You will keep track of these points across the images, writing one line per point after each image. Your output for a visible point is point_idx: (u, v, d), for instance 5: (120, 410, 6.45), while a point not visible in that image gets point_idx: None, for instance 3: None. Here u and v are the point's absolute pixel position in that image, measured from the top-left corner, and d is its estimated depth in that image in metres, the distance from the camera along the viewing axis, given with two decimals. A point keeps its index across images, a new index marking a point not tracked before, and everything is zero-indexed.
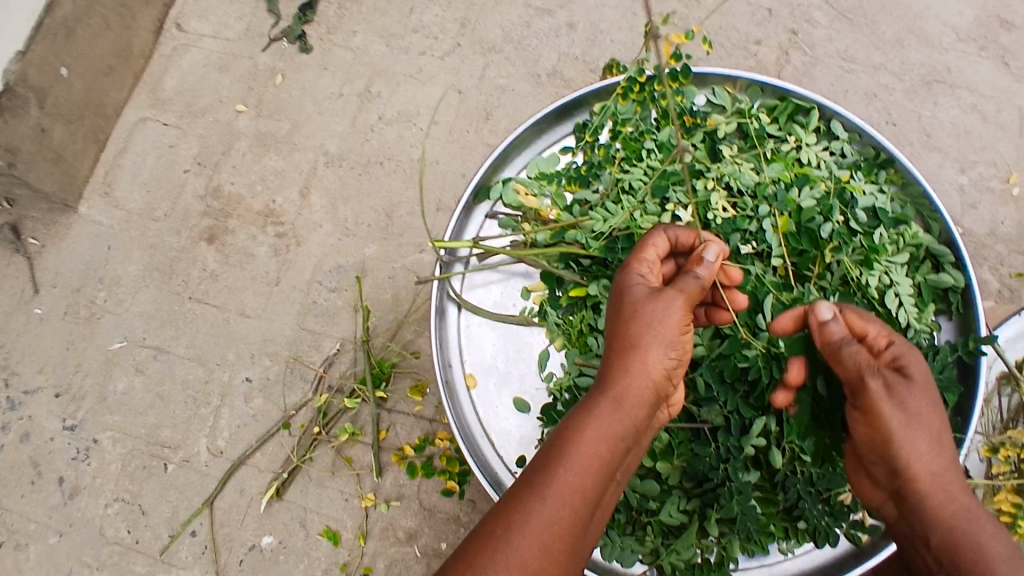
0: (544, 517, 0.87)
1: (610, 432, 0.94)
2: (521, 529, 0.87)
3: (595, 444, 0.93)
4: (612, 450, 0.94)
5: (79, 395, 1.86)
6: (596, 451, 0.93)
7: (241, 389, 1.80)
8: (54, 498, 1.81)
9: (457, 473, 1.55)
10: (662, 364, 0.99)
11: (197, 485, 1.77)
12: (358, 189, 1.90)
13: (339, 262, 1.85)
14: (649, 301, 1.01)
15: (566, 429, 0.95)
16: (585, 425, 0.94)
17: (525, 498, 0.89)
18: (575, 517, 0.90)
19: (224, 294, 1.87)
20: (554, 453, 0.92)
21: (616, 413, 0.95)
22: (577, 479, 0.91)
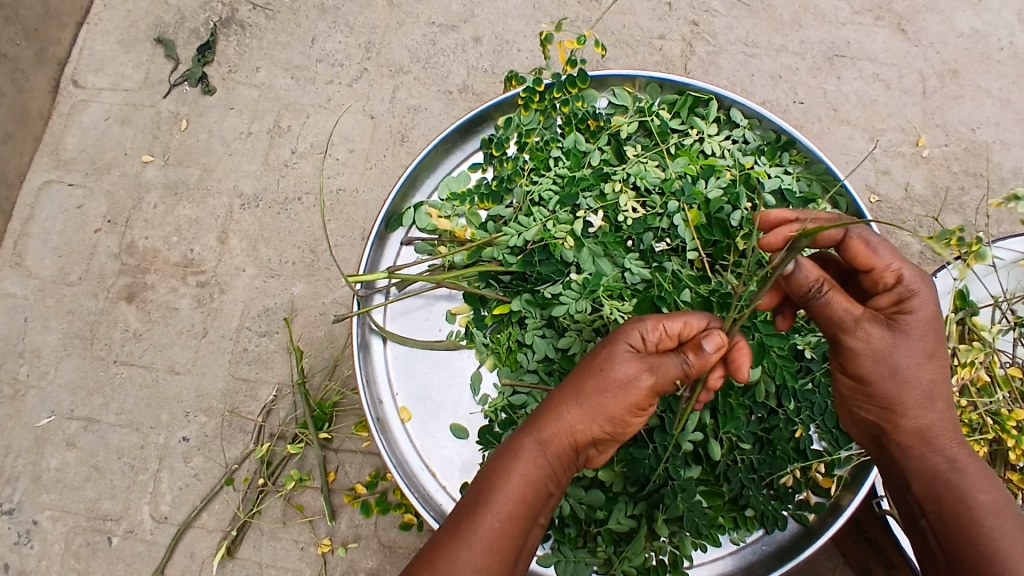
0: (470, 567, 0.86)
1: (533, 476, 0.92)
2: None
3: (519, 493, 0.91)
4: (535, 493, 0.92)
5: (11, 477, 1.76)
6: (520, 497, 0.91)
7: (179, 449, 1.73)
8: None
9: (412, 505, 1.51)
10: (598, 426, 0.94)
11: (145, 555, 1.68)
12: (278, 228, 1.85)
13: (266, 305, 1.79)
14: (615, 363, 0.94)
15: (494, 474, 0.93)
16: (510, 470, 0.92)
17: (452, 550, 0.88)
18: (502, 564, 0.89)
19: (152, 353, 1.80)
20: (482, 503, 0.90)
21: (542, 466, 0.93)
22: (502, 526, 0.89)
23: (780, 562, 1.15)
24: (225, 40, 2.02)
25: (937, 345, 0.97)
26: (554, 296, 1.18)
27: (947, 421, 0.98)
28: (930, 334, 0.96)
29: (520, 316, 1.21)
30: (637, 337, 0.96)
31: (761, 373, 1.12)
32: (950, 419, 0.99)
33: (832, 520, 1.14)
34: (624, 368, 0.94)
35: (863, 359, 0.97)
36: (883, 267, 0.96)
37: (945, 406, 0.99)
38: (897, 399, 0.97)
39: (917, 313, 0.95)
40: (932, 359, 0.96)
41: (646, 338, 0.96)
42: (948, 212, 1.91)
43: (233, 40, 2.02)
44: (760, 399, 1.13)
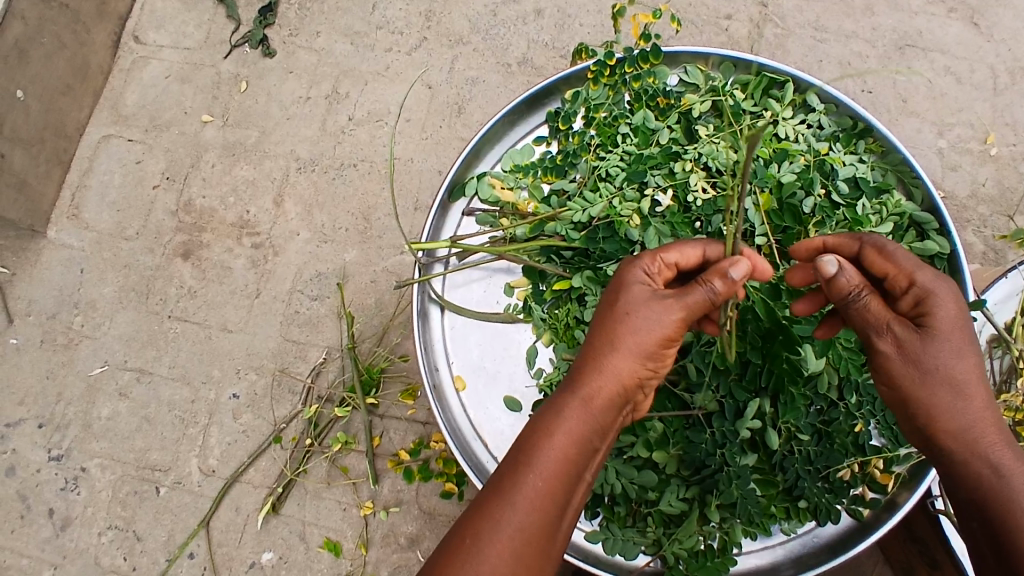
0: (515, 525, 0.85)
1: (576, 432, 0.91)
2: (490, 537, 0.85)
3: (563, 449, 0.90)
4: (578, 450, 0.91)
5: (62, 423, 1.80)
6: (562, 450, 0.90)
7: (228, 406, 1.74)
8: (47, 531, 1.75)
9: (454, 475, 1.56)
10: (638, 366, 0.96)
11: (192, 506, 1.70)
12: (332, 194, 1.87)
13: (319, 270, 1.81)
14: (636, 309, 0.96)
15: (535, 431, 0.92)
16: (554, 428, 0.91)
17: (496, 508, 0.87)
18: (546, 522, 0.88)
19: (204, 310, 1.82)
20: (520, 460, 0.90)
21: (580, 415, 0.92)
22: (545, 484, 0.88)
23: (831, 555, 1.14)
24: (287, 4, 2.02)
25: (967, 343, 0.95)
26: None
27: (990, 420, 0.95)
28: (958, 333, 0.95)
29: (580, 292, 1.20)
30: (651, 280, 0.99)
31: (825, 364, 1.10)
32: (991, 417, 0.95)
33: (886, 517, 1.12)
34: (648, 305, 0.96)
35: (892, 364, 0.96)
36: (896, 270, 0.99)
37: (984, 405, 0.95)
38: (933, 404, 0.95)
39: (940, 312, 0.95)
40: (963, 358, 0.94)
41: (655, 278, 0.99)
42: (1018, 212, 1.84)
43: (294, 4, 2.02)
44: (822, 390, 1.10)
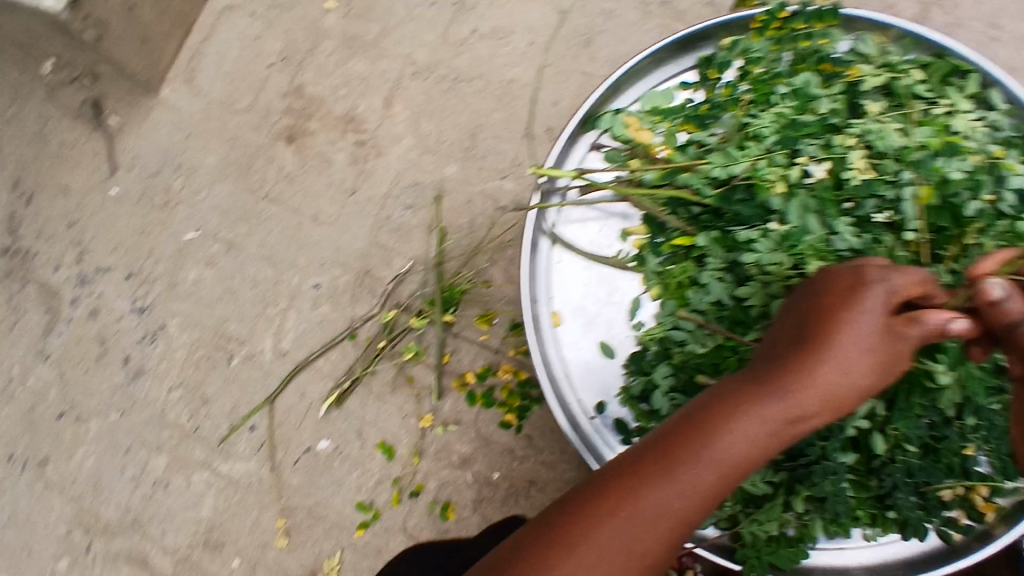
0: (677, 512, 0.85)
1: (766, 441, 0.87)
2: (651, 516, 0.84)
3: (748, 454, 0.87)
4: (760, 459, 0.88)
5: (150, 279, 1.84)
6: (748, 455, 0.87)
7: (309, 295, 1.76)
8: (119, 376, 1.82)
9: (517, 408, 1.63)
10: (848, 397, 0.90)
11: (260, 382, 1.74)
12: (444, 105, 1.82)
13: (417, 179, 1.78)
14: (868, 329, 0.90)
15: (722, 421, 0.87)
16: (745, 430, 0.87)
17: (662, 486, 0.85)
18: (704, 515, 0.87)
19: (301, 196, 1.82)
20: (703, 446, 0.86)
21: (783, 426, 0.88)
22: (717, 482, 0.86)
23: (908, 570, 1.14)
24: None
25: None
26: (747, 241, 1.10)
27: None
28: None
29: (703, 253, 1.15)
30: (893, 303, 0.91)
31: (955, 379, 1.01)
32: None
33: (977, 546, 1.09)
34: (881, 334, 0.90)
35: None
36: None
37: None
38: None
39: None
40: None
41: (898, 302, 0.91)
42: None
43: None
44: (941, 405, 1.02)
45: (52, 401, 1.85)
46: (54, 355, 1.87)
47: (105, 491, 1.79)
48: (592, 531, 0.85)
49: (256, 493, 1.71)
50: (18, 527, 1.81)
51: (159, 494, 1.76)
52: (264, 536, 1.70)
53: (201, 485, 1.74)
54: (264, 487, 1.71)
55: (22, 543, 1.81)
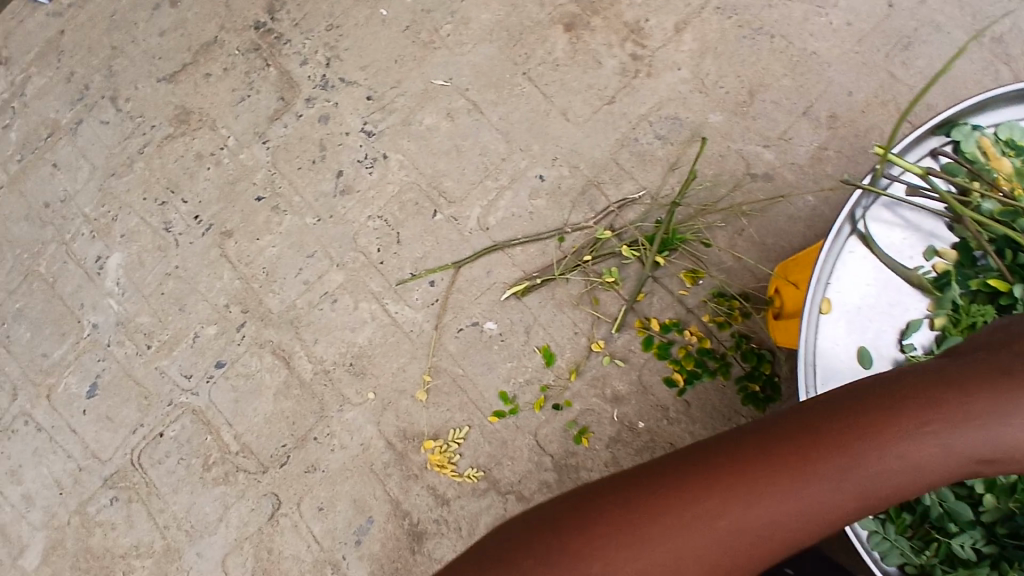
0: (847, 494, 0.77)
1: (962, 455, 0.78)
2: (817, 491, 0.76)
3: (939, 463, 0.78)
4: (953, 475, 0.79)
5: (388, 107, 1.85)
6: (938, 463, 0.77)
7: (530, 183, 1.75)
8: (327, 186, 1.85)
9: (688, 370, 1.62)
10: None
11: (454, 245, 1.76)
12: (734, 52, 1.73)
13: (678, 114, 1.71)
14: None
15: (912, 420, 0.78)
16: (942, 435, 0.78)
17: (834, 463, 0.77)
18: (865, 507, 0.78)
19: (558, 86, 1.77)
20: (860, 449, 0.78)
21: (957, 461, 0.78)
22: (899, 481, 0.77)
23: None
24: None
25: None
26: None
27: None
28: None
29: (1015, 302, 1.09)
30: None
31: None
32: None
33: None
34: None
35: None
36: None
37: None
38: None
39: None
40: None
41: None
42: None
43: None
44: None
45: (254, 181, 1.89)
46: (271, 141, 1.89)
47: (274, 281, 1.84)
48: (751, 488, 0.77)
49: (412, 343, 1.75)
50: (183, 280, 1.89)
51: (324, 306, 1.81)
52: (404, 384, 1.74)
53: (365, 313, 1.79)
54: (422, 340, 1.75)
55: (183, 296, 1.88)
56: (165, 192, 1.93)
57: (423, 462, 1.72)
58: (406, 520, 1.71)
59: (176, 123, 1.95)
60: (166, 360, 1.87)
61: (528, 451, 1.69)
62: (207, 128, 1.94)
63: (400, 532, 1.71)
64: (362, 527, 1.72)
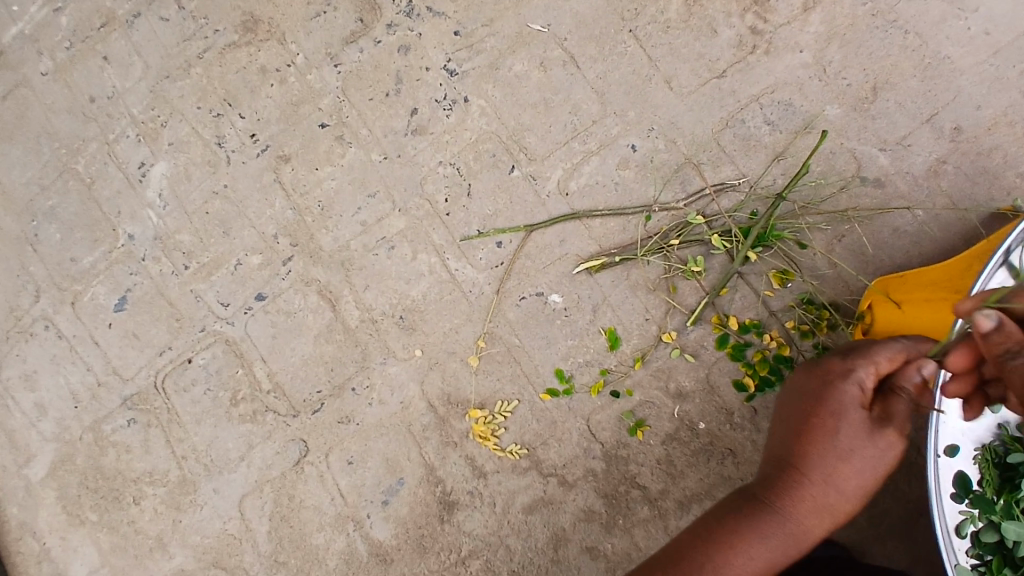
0: (802, 493, 1.06)
1: (840, 434, 1.07)
2: (789, 488, 1.07)
3: (827, 448, 1.06)
4: (846, 443, 1.06)
5: (476, 47, 1.70)
6: (822, 455, 1.07)
7: (621, 152, 1.62)
8: (398, 123, 1.71)
9: (761, 377, 1.52)
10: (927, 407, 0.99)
11: (528, 207, 1.64)
12: (863, 42, 1.59)
13: (792, 100, 1.59)
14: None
15: (806, 429, 1.10)
16: (819, 434, 1.07)
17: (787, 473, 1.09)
18: (817, 501, 1.06)
19: (666, 52, 1.63)
20: (845, 419, 1.07)
21: (848, 453, 1.06)
22: (813, 483, 1.06)
23: None
24: None
25: None
26: None
27: None
28: None
29: None
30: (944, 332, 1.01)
31: None
32: None
33: None
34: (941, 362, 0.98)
35: None
36: None
37: None
38: None
39: None
40: None
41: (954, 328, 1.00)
42: None
43: None
44: None
45: (320, 106, 1.75)
46: (343, 66, 1.75)
47: (329, 217, 1.72)
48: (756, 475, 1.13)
49: (469, 304, 1.65)
50: (230, 202, 1.76)
51: (379, 252, 1.69)
52: (455, 346, 1.64)
53: (423, 266, 1.67)
54: (480, 302, 1.64)
55: (228, 219, 1.76)
56: (221, 104, 1.79)
57: (465, 430, 1.63)
58: (439, 487, 1.63)
59: (241, 31, 1.80)
60: (202, 285, 1.75)
61: (578, 435, 1.60)
62: (275, 40, 1.78)
63: (431, 499, 1.64)
64: (392, 487, 1.65)
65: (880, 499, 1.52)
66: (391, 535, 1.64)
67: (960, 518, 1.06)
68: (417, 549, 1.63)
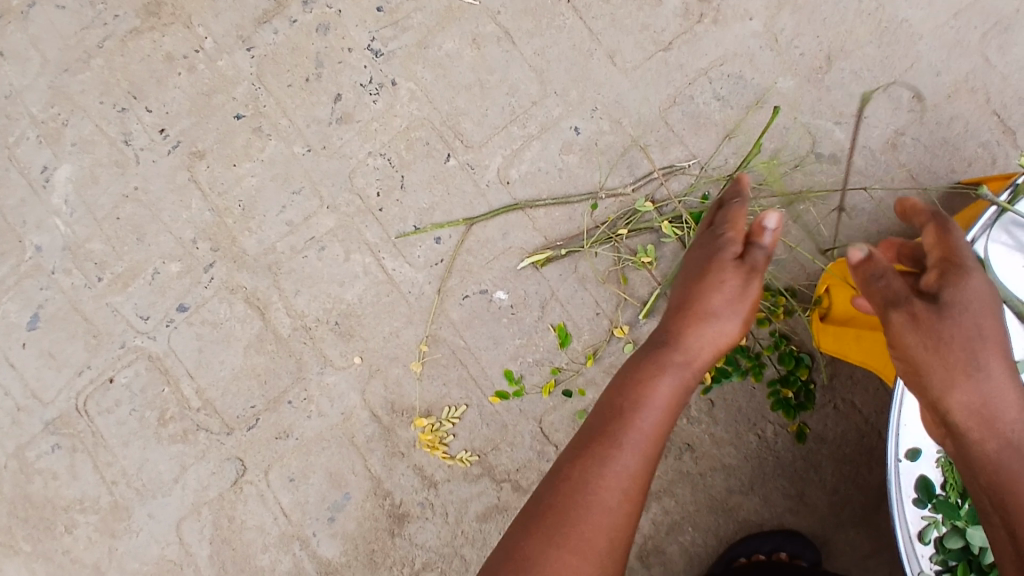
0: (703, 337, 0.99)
1: (711, 260, 1.02)
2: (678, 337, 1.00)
3: (705, 278, 1.00)
4: (719, 271, 1.00)
5: (403, 24, 1.55)
6: (701, 285, 1.00)
7: (564, 135, 1.51)
8: (322, 111, 1.57)
9: (718, 370, 1.44)
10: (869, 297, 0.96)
11: (467, 198, 1.53)
12: (815, 7, 1.49)
13: (742, 73, 1.49)
14: (890, 277, 0.94)
15: (686, 272, 1.04)
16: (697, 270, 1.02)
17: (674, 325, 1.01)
18: (709, 338, 0.99)
19: (608, 24, 1.51)
20: (716, 261, 1.01)
21: (717, 285, 1.00)
22: (698, 318, 1.00)
23: None
24: None
25: None
26: None
27: None
28: None
29: None
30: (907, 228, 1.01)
31: None
32: None
33: None
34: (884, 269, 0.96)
35: None
36: None
37: None
38: None
39: None
40: None
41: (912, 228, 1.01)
42: None
43: None
44: None
45: (234, 95, 1.59)
46: (257, 50, 1.59)
47: (252, 218, 1.58)
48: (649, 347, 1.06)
49: (409, 306, 1.54)
50: (144, 206, 1.61)
51: (310, 253, 1.57)
52: (397, 351, 1.54)
53: (357, 267, 1.56)
54: (421, 303, 1.54)
55: (142, 224, 1.61)
56: (126, 97, 1.62)
57: (411, 439, 1.54)
58: (387, 500, 1.55)
59: (144, 15, 1.62)
60: (119, 297, 1.61)
61: (530, 438, 1.52)
62: (181, 24, 1.61)
63: (379, 513, 1.55)
64: (338, 503, 1.56)
65: (841, 487, 1.48)
66: (340, 552, 1.55)
67: (922, 524, 1.01)
68: (368, 564, 1.55)
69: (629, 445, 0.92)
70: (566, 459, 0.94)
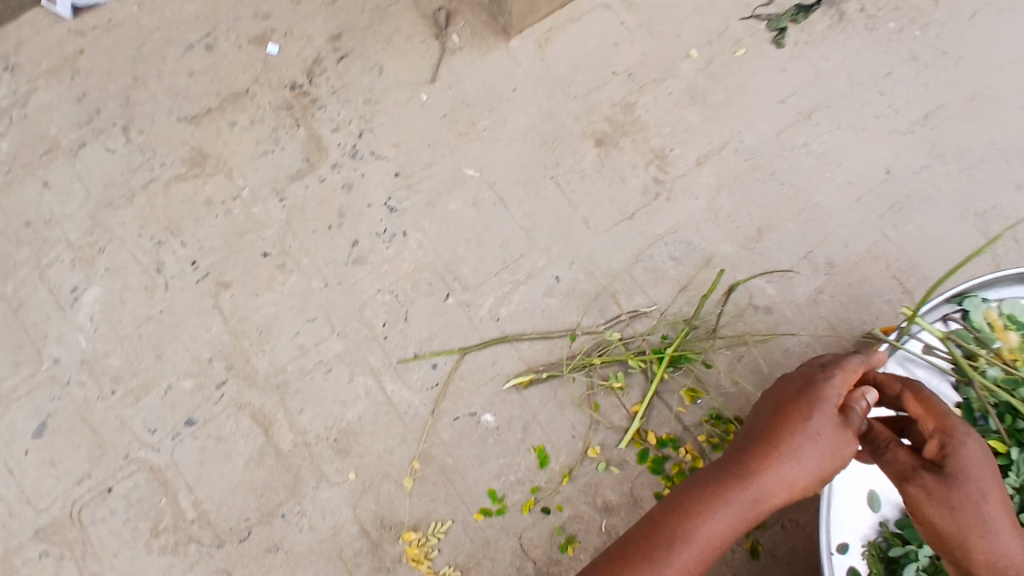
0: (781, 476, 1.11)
1: (815, 412, 1.13)
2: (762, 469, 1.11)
3: (798, 422, 1.12)
4: (815, 424, 1.12)
5: (414, 187, 1.87)
6: (795, 427, 1.12)
7: (547, 281, 1.79)
8: (340, 253, 1.83)
9: None
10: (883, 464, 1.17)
11: (462, 331, 1.76)
12: (748, 191, 1.87)
13: (692, 239, 1.83)
14: (895, 452, 1.15)
15: (785, 407, 1.15)
16: (796, 410, 1.14)
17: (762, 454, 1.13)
18: (786, 480, 1.11)
19: (583, 195, 1.86)
20: (821, 408, 1.13)
21: (814, 435, 1.11)
22: (784, 457, 1.11)
23: None
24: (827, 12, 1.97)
25: None
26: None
27: None
28: None
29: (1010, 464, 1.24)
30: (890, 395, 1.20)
31: None
32: None
33: None
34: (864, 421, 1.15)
35: None
36: None
37: None
38: None
39: None
40: None
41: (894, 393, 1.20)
42: None
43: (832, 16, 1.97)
44: None
45: (263, 235, 1.85)
46: (289, 200, 1.87)
47: (267, 341, 1.77)
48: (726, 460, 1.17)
49: (404, 425, 1.70)
50: (167, 326, 1.79)
51: (317, 374, 1.74)
52: (390, 468, 1.68)
53: (360, 388, 1.73)
54: (415, 423, 1.70)
55: (162, 342, 1.78)
56: (163, 232, 1.85)
57: (398, 554, 1.64)
58: None
59: (189, 165, 1.90)
60: (129, 409, 1.73)
61: (511, 554, 1.65)
62: (222, 174, 1.89)
63: None
64: None
65: None
66: None
67: None
68: None
69: (674, 561, 1.04)
70: (616, 555, 1.07)
